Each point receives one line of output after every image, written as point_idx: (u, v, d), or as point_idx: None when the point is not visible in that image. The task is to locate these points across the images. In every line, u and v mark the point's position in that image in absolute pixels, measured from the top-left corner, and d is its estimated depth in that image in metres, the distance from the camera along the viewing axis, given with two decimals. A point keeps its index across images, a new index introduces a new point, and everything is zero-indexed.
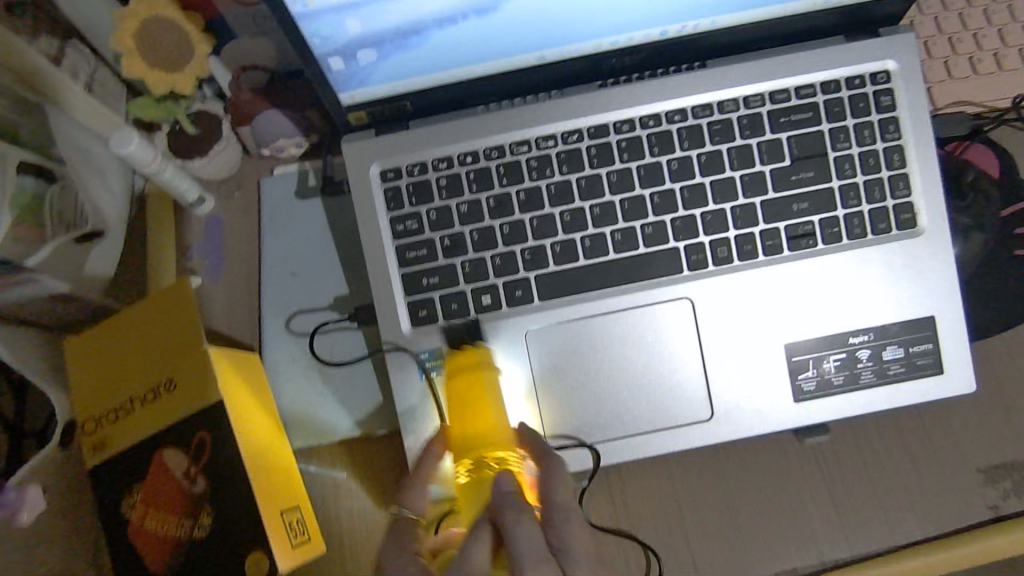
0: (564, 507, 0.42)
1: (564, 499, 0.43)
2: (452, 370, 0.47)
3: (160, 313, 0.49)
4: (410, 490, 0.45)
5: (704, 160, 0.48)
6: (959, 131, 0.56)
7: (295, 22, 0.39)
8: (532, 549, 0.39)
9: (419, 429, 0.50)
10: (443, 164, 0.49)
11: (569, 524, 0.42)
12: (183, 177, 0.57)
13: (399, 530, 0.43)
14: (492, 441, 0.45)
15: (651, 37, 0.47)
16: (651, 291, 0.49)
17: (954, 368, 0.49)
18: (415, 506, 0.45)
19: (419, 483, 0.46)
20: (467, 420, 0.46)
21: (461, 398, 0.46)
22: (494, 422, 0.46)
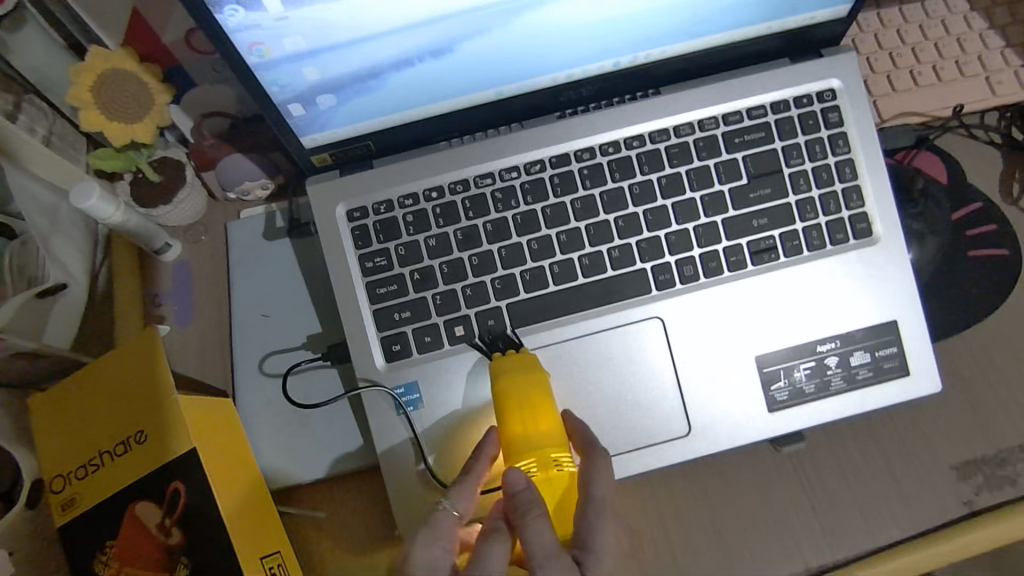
0: (601, 503, 0.44)
1: (604, 494, 0.44)
2: (500, 373, 0.47)
3: (127, 364, 0.48)
4: (459, 489, 0.45)
5: (664, 182, 0.49)
6: (906, 141, 0.58)
7: (252, 72, 0.40)
8: (549, 546, 0.41)
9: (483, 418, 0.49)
10: (409, 200, 0.49)
11: (601, 519, 0.43)
12: (149, 224, 0.57)
13: (439, 525, 0.43)
14: (544, 443, 0.45)
15: (605, 69, 0.48)
16: (622, 312, 0.49)
17: (919, 369, 0.50)
18: (461, 507, 0.44)
19: (471, 485, 0.45)
20: (516, 422, 0.46)
21: (514, 401, 0.46)
22: (548, 425, 0.46)
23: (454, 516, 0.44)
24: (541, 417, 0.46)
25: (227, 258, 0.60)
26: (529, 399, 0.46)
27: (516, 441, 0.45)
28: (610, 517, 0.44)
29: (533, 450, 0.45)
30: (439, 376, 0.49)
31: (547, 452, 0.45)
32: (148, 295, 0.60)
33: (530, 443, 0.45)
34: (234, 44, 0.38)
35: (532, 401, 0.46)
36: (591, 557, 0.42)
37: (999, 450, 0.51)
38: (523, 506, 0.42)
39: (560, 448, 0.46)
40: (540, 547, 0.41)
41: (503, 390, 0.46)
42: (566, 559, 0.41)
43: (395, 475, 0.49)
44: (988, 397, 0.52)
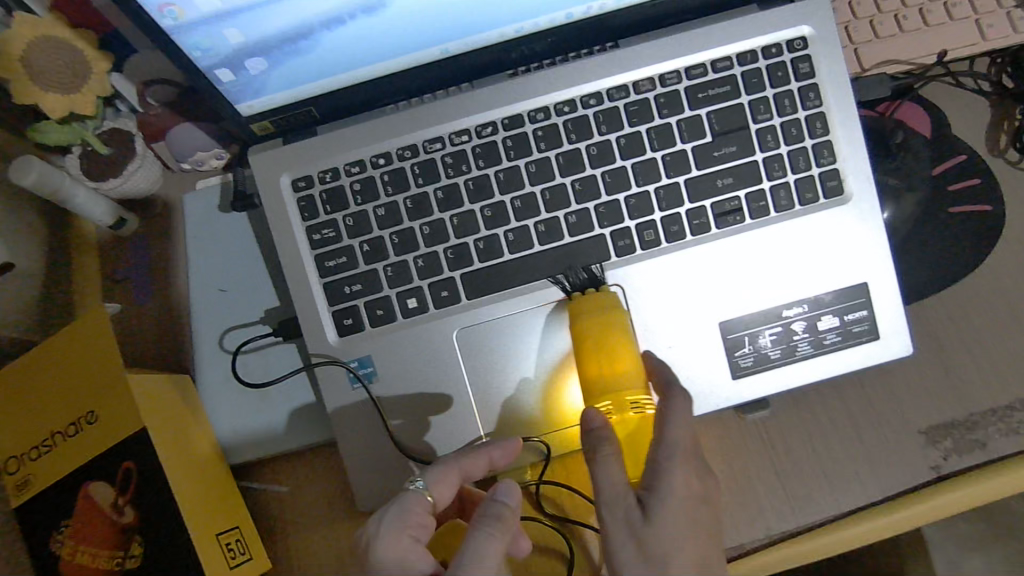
0: (676, 444, 0.42)
1: (678, 435, 0.42)
2: (583, 311, 0.46)
3: (76, 346, 0.47)
4: (439, 474, 0.44)
5: (623, 143, 0.47)
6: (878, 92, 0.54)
7: (168, 36, 0.38)
8: (615, 485, 0.41)
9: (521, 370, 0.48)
10: (355, 168, 0.47)
11: (671, 462, 0.42)
12: (98, 200, 0.55)
13: (409, 507, 0.42)
14: (625, 385, 0.45)
15: (557, 21, 0.45)
16: (623, 267, 0.47)
17: (889, 332, 0.48)
18: (436, 493, 0.44)
19: (453, 475, 0.44)
20: (595, 364, 0.45)
21: (592, 342, 0.45)
22: (629, 367, 0.45)
23: (426, 501, 0.43)
24: (621, 356, 0.45)
25: (183, 229, 0.59)
26: (611, 338, 0.45)
27: (593, 382, 0.45)
28: (681, 459, 0.42)
29: (612, 393, 0.45)
30: (395, 350, 0.48)
31: (626, 395, 0.45)
32: (105, 272, 0.59)
33: (610, 384, 0.45)
34: (143, 5, 0.36)
35: (610, 341, 0.45)
36: (657, 498, 0.41)
37: (971, 415, 0.49)
38: (592, 444, 0.42)
39: (639, 391, 0.45)
40: (605, 486, 0.41)
41: (584, 328, 0.45)
42: (629, 498, 0.41)
43: (353, 449, 0.49)
44: (961, 359, 0.51)
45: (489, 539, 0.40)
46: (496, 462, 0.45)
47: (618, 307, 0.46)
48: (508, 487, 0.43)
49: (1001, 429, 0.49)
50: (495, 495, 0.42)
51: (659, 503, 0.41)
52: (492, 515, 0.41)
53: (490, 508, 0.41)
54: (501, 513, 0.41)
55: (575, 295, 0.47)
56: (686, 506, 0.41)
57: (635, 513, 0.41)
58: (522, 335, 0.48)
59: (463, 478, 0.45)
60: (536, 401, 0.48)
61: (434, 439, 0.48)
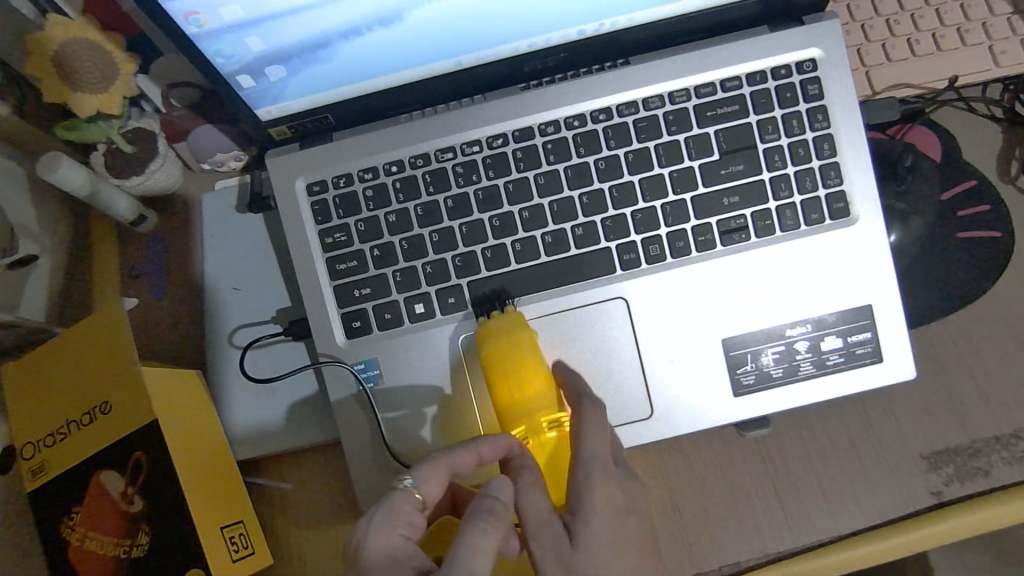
0: (592, 461, 0.43)
1: (592, 449, 0.43)
2: (489, 340, 0.46)
3: (91, 336, 0.48)
4: (426, 470, 0.43)
5: (631, 158, 0.48)
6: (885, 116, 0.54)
7: (193, 43, 0.39)
8: (539, 510, 0.42)
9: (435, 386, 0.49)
10: (369, 175, 0.48)
11: (591, 479, 0.43)
12: (119, 196, 0.56)
13: (398, 506, 0.42)
14: (535, 409, 0.46)
15: (569, 37, 0.46)
16: (587, 290, 0.48)
17: (893, 356, 0.48)
18: (424, 490, 0.43)
19: (441, 470, 0.43)
20: (504, 393, 0.46)
21: (500, 372, 0.46)
22: (536, 389, 0.46)
23: (413, 498, 0.42)
24: (531, 382, 0.46)
25: (200, 228, 0.60)
26: (517, 367, 0.46)
27: (506, 410, 0.46)
28: (600, 476, 0.43)
29: (525, 419, 0.46)
30: (399, 354, 0.48)
31: (540, 418, 0.46)
32: (124, 266, 0.60)
33: (524, 411, 0.46)
34: (168, 13, 0.37)
35: (518, 370, 0.46)
36: (581, 522, 0.42)
37: (973, 441, 0.49)
38: (515, 471, 0.44)
39: (552, 411, 0.46)
40: (530, 514, 0.42)
41: (492, 358, 0.46)
42: (555, 524, 0.42)
43: (355, 451, 0.49)
44: (965, 385, 0.50)
45: (482, 535, 0.39)
46: (486, 457, 0.44)
47: (523, 331, 0.46)
48: (501, 483, 0.42)
49: (1004, 457, 0.49)
50: (488, 491, 0.41)
51: (584, 524, 0.42)
52: (485, 511, 0.40)
53: (484, 504, 0.40)
54: (493, 509, 0.40)
55: (487, 317, 0.47)
56: (611, 522, 0.42)
57: (563, 538, 0.41)
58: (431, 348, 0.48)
59: (451, 473, 0.44)
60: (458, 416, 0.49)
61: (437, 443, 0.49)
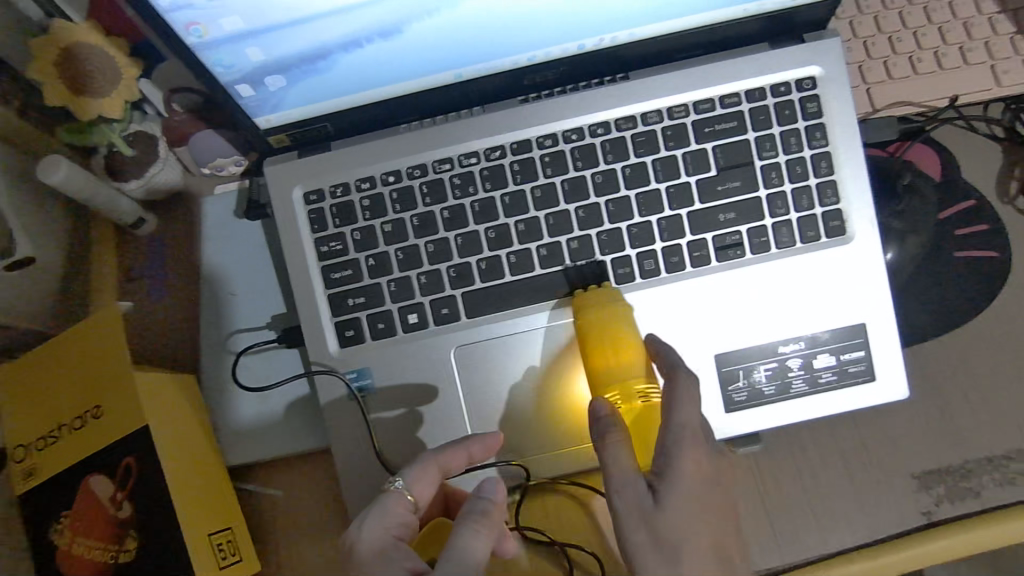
0: (681, 430, 0.43)
1: (683, 421, 0.43)
2: (584, 308, 0.46)
3: (87, 340, 0.48)
4: (418, 471, 0.44)
5: (628, 172, 0.48)
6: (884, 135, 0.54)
7: (193, 52, 0.40)
8: (625, 471, 0.42)
9: (463, 367, 0.48)
10: (365, 184, 0.49)
11: (679, 444, 0.43)
12: (121, 199, 0.57)
13: (388, 508, 0.43)
14: (628, 375, 0.46)
15: (569, 52, 0.46)
16: None
17: (887, 376, 0.48)
18: (416, 491, 0.44)
19: (433, 471, 0.44)
20: (598, 360, 0.46)
21: (595, 338, 0.46)
22: (632, 356, 0.46)
23: (406, 500, 0.43)
24: (624, 350, 0.46)
25: (198, 231, 0.60)
26: (615, 334, 0.46)
27: (600, 373, 0.46)
28: (690, 443, 0.43)
29: (618, 384, 0.46)
30: (393, 365, 0.49)
31: (632, 385, 0.46)
32: (122, 268, 0.60)
33: (617, 377, 0.46)
34: (169, 23, 0.38)
35: (612, 337, 0.46)
36: (667, 484, 0.42)
37: (966, 462, 0.49)
38: (600, 433, 0.43)
39: (643, 380, 0.46)
40: (615, 474, 0.42)
41: (589, 323, 0.46)
42: (640, 483, 0.42)
43: (347, 459, 0.49)
44: (960, 406, 0.50)
45: (473, 536, 0.40)
46: (476, 456, 0.46)
47: (624, 302, 0.47)
48: (493, 484, 0.43)
49: (997, 479, 0.48)
50: (481, 492, 0.43)
51: (670, 486, 0.42)
52: (477, 512, 0.41)
53: (476, 505, 0.42)
54: (486, 509, 0.42)
55: (582, 289, 0.47)
56: (696, 488, 0.42)
57: (646, 498, 0.42)
58: (466, 333, 0.48)
59: (442, 473, 0.45)
60: (542, 384, 0.49)
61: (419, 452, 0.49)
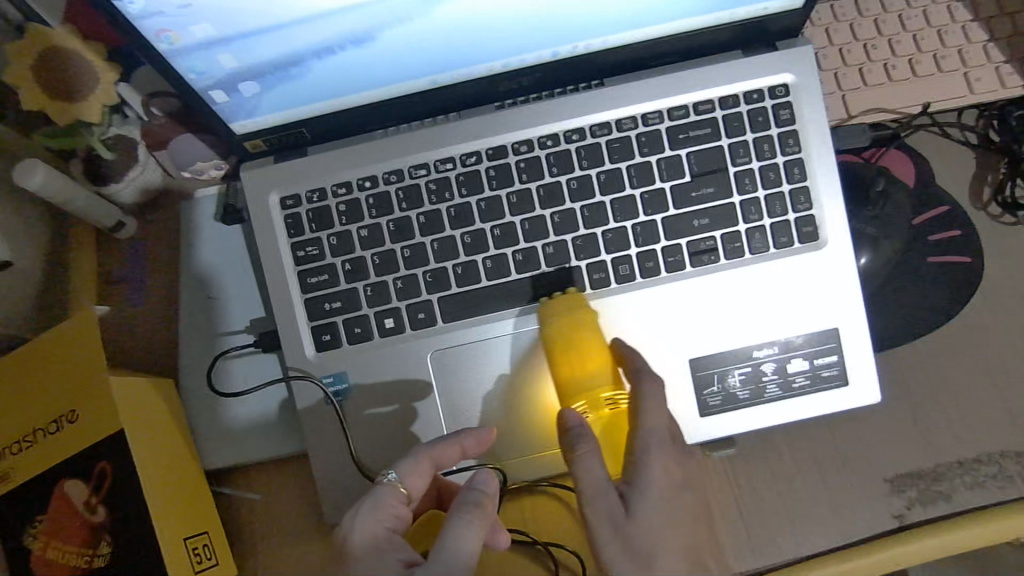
0: (650, 438, 0.43)
1: (652, 427, 0.43)
2: (551, 317, 0.46)
3: (63, 345, 0.48)
4: (411, 463, 0.44)
5: (604, 179, 0.48)
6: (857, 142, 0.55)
7: (165, 59, 0.40)
8: (597, 480, 0.42)
9: (461, 364, 0.49)
10: (342, 190, 0.49)
11: (648, 453, 0.43)
12: (100, 204, 0.56)
13: (381, 501, 0.42)
14: (594, 384, 0.46)
15: (543, 58, 0.47)
16: None
17: (859, 381, 0.48)
18: (409, 483, 0.44)
19: (425, 464, 0.44)
20: (565, 369, 0.46)
21: (561, 348, 0.46)
22: (595, 364, 0.46)
23: (399, 492, 0.43)
24: (591, 358, 0.46)
25: (178, 235, 0.60)
26: (579, 343, 0.46)
27: (567, 383, 0.46)
28: (658, 450, 0.43)
29: (585, 393, 0.45)
30: (369, 369, 0.49)
31: (599, 393, 0.45)
32: (102, 271, 0.60)
33: (583, 386, 0.46)
34: (140, 30, 0.38)
35: (578, 345, 0.46)
36: (637, 493, 0.43)
37: (937, 465, 0.50)
38: (570, 442, 0.42)
39: (610, 387, 0.46)
40: (587, 482, 0.42)
41: (553, 333, 0.46)
42: (612, 493, 0.42)
43: (323, 463, 0.49)
44: (931, 410, 0.51)
45: (468, 526, 0.40)
46: (469, 450, 0.45)
47: (587, 309, 0.46)
48: (485, 476, 0.43)
49: (967, 482, 0.49)
50: (473, 483, 0.43)
51: (639, 495, 0.42)
52: (471, 503, 0.41)
53: (469, 496, 0.42)
54: (479, 501, 0.41)
55: (547, 298, 0.47)
56: (668, 495, 0.43)
57: (617, 507, 0.42)
58: (459, 332, 0.48)
59: (435, 467, 0.45)
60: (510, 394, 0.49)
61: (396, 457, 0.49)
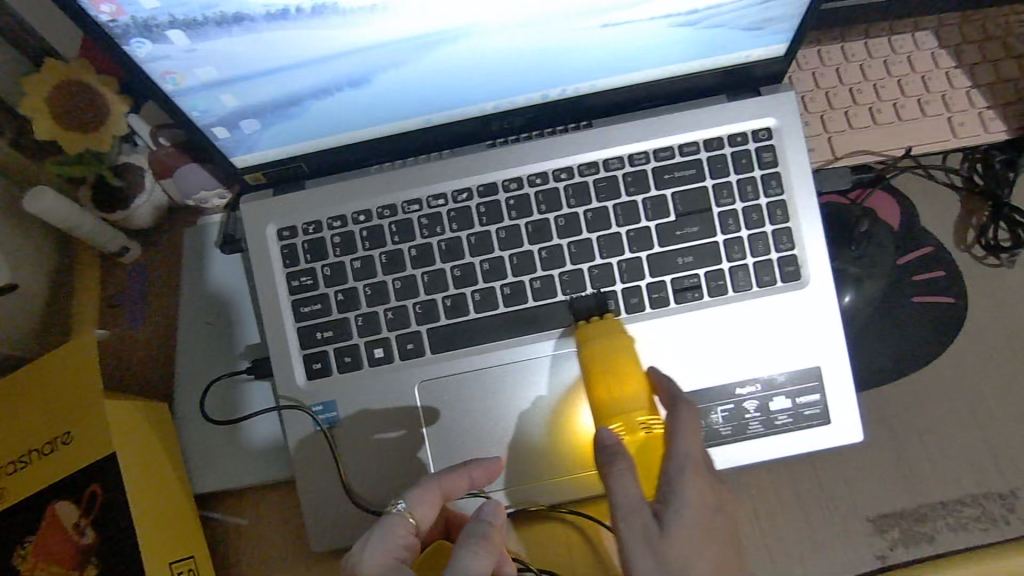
0: (684, 459, 0.43)
1: (688, 449, 0.43)
2: (588, 337, 0.47)
3: (63, 366, 0.49)
4: (420, 493, 0.44)
5: (591, 217, 0.49)
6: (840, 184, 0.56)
7: (170, 98, 0.42)
8: (632, 497, 0.42)
9: (455, 394, 0.50)
10: (337, 223, 0.50)
11: (683, 473, 0.43)
12: (105, 230, 0.58)
13: (390, 531, 0.42)
14: (630, 405, 0.45)
15: (533, 100, 0.49)
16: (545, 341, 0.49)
17: (841, 419, 0.49)
18: (417, 513, 0.43)
19: (434, 494, 0.44)
20: (603, 388, 0.46)
21: (599, 368, 0.46)
22: (634, 386, 0.46)
23: (407, 522, 0.43)
24: (627, 378, 0.46)
25: (180, 262, 0.61)
26: (617, 363, 0.46)
27: (603, 403, 0.46)
28: (693, 471, 0.43)
29: (621, 414, 0.45)
30: (358, 397, 0.50)
31: (634, 416, 0.45)
32: (105, 295, 0.61)
33: (619, 406, 0.45)
34: (147, 72, 0.40)
35: (617, 367, 0.46)
36: (672, 512, 0.42)
37: (920, 506, 0.50)
38: (608, 457, 0.43)
39: (646, 411, 0.45)
40: (623, 497, 0.42)
41: (591, 352, 0.46)
42: (646, 511, 0.42)
43: (311, 490, 0.50)
44: (913, 450, 0.51)
45: (474, 557, 0.40)
46: (477, 481, 0.46)
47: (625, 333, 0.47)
48: (493, 506, 0.42)
49: (950, 524, 0.49)
50: (480, 514, 0.42)
51: (674, 515, 0.42)
52: (478, 534, 0.41)
53: (475, 527, 0.41)
54: (485, 532, 0.41)
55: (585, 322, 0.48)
56: (700, 516, 0.42)
57: (652, 525, 0.41)
58: (452, 362, 0.49)
59: (443, 497, 0.45)
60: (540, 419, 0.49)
61: (385, 486, 0.50)
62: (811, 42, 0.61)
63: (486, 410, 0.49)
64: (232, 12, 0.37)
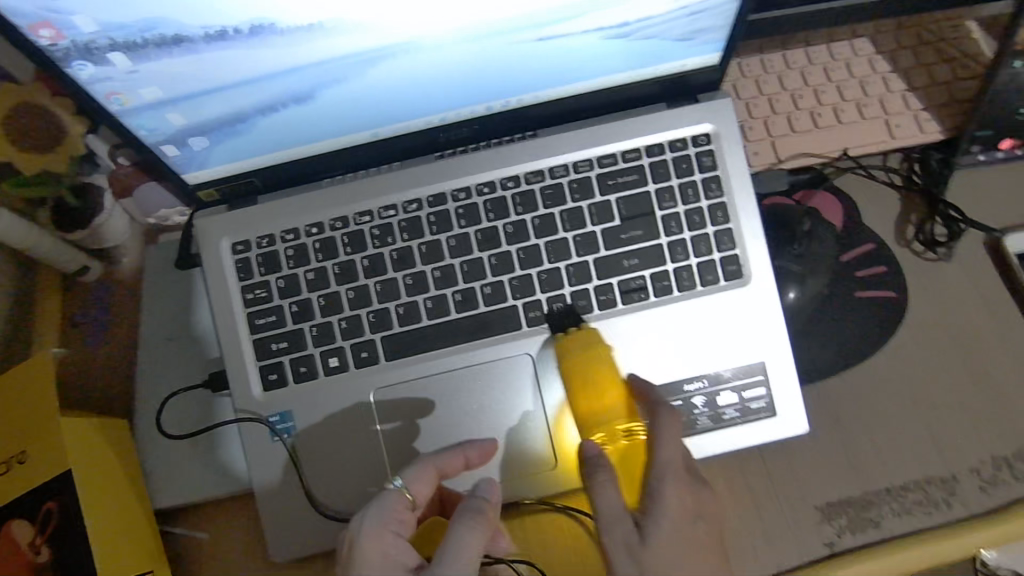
0: (665, 468, 0.44)
1: (667, 459, 0.44)
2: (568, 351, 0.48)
3: (19, 384, 0.50)
4: (416, 471, 0.44)
5: (537, 223, 0.51)
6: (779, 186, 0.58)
7: (116, 118, 0.43)
8: (614, 507, 0.43)
9: (414, 398, 0.50)
10: (290, 235, 0.51)
11: (663, 483, 0.44)
12: (64, 250, 0.59)
13: (388, 506, 0.43)
14: (611, 416, 0.46)
15: (478, 112, 0.50)
16: (498, 346, 0.50)
17: (786, 412, 0.50)
18: (414, 491, 0.44)
19: (430, 472, 0.44)
20: (583, 401, 0.47)
21: (579, 381, 0.47)
22: (612, 399, 0.47)
23: (405, 499, 0.44)
24: (607, 391, 0.47)
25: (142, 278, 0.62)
26: (595, 376, 0.47)
27: (584, 415, 0.47)
28: (673, 480, 0.44)
29: (601, 424, 0.47)
30: (315, 404, 0.50)
31: (615, 425, 0.46)
32: (65, 314, 0.62)
33: (598, 419, 0.47)
34: (91, 93, 0.41)
35: (596, 380, 0.47)
36: (652, 520, 0.43)
37: (866, 493, 0.51)
38: (590, 470, 0.44)
39: (627, 420, 0.47)
40: (606, 509, 0.43)
41: (571, 367, 0.47)
42: (628, 520, 0.43)
43: (268, 499, 0.50)
44: (859, 440, 0.53)
45: (466, 533, 0.41)
46: (472, 461, 0.46)
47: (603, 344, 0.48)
48: (488, 484, 0.44)
49: (894, 510, 0.50)
50: (475, 492, 0.43)
51: (655, 522, 0.43)
52: (471, 510, 0.42)
53: (471, 502, 0.42)
54: (480, 508, 0.42)
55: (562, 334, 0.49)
56: (680, 523, 0.44)
57: (633, 534, 0.43)
58: (409, 368, 0.50)
59: (440, 475, 0.45)
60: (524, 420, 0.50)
61: (344, 491, 0.50)
62: (753, 51, 0.63)
63: (444, 414, 0.50)
64: (172, 34, 0.38)
